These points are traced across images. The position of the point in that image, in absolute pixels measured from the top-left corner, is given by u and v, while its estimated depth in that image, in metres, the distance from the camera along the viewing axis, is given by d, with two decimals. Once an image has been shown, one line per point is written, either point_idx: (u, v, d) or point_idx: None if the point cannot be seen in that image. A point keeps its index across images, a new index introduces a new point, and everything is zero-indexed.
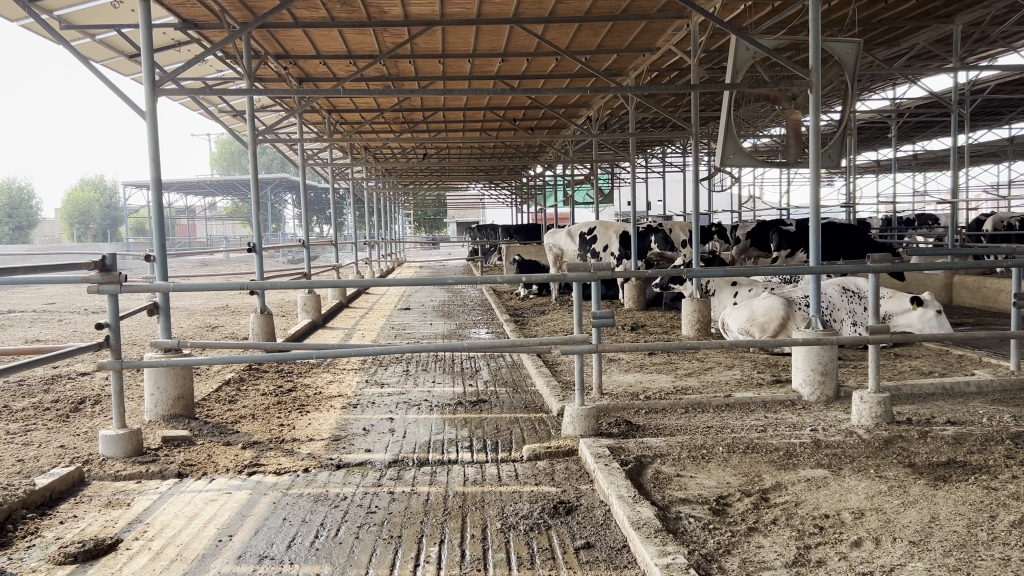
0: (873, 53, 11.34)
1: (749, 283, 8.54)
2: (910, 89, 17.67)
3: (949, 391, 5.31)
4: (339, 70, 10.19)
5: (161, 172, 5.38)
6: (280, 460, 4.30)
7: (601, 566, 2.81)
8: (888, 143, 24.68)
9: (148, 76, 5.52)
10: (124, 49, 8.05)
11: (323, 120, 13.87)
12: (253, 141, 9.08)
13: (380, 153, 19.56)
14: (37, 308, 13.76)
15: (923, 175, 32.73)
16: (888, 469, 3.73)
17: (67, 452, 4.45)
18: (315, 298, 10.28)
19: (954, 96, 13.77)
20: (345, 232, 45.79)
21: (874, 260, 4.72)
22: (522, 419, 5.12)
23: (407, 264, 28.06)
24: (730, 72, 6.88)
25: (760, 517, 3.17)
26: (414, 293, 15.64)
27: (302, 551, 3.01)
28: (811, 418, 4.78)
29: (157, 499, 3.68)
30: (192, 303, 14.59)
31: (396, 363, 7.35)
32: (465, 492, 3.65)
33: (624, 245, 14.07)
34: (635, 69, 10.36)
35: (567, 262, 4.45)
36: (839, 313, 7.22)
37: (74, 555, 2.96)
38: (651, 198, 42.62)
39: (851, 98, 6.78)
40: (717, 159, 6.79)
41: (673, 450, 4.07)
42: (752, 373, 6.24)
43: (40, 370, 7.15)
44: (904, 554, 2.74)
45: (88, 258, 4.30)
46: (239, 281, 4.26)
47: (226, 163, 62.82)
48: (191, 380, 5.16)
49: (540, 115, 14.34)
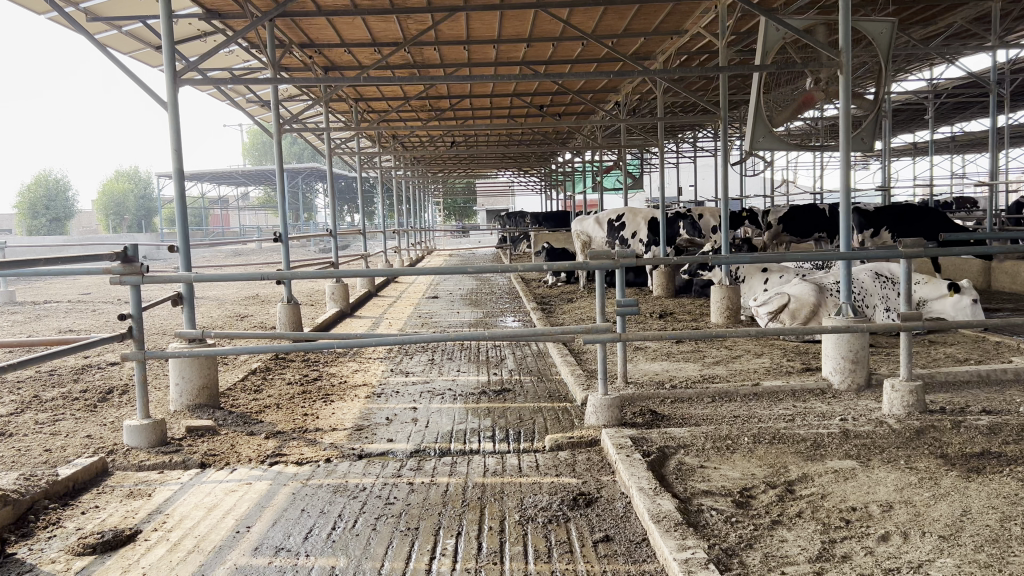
0: (909, 33, 11.05)
1: (780, 269, 8.38)
2: (947, 70, 17.25)
3: (986, 379, 5.16)
4: (364, 58, 10.16)
5: (183, 163, 5.39)
6: (302, 450, 4.29)
7: (619, 560, 2.75)
8: (924, 125, 24.17)
9: (171, 68, 5.52)
10: (150, 40, 8.09)
11: (350, 109, 13.89)
12: (280, 131, 9.09)
13: (408, 141, 19.56)
14: (72, 298, 13.98)
15: (960, 158, 32.06)
16: (919, 461, 3.62)
17: (93, 441, 4.49)
18: (342, 287, 10.30)
19: (993, 75, 13.38)
20: (375, 221, 46.07)
21: (907, 246, 4.58)
22: (546, 408, 5.08)
23: (436, 253, 28.10)
24: (759, 54, 6.71)
25: (785, 509, 3.09)
26: (442, 282, 15.65)
27: (318, 544, 2.99)
28: (841, 407, 4.68)
29: (178, 489, 3.69)
30: (223, 292, 14.74)
31: (421, 352, 7.33)
32: (485, 483, 3.61)
33: (653, 232, 13.93)
34: (662, 53, 10.20)
35: (589, 250, 4.36)
36: (872, 299, 7.07)
37: (93, 546, 2.97)
38: (682, 183, 42.29)
39: (885, 79, 6.58)
40: (746, 143, 6.63)
41: (697, 440, 3.99)
42: (781, 361, 6.13)
43: (72, 360, 7.24)
44: (933, 549, 2.64)
45: (110, 250, 4.31)
46: (264, 270, 4.17)
47: (257, 153, 63.52)
48: (216, 370, 5.18)
49: (568, 100, 14.21)
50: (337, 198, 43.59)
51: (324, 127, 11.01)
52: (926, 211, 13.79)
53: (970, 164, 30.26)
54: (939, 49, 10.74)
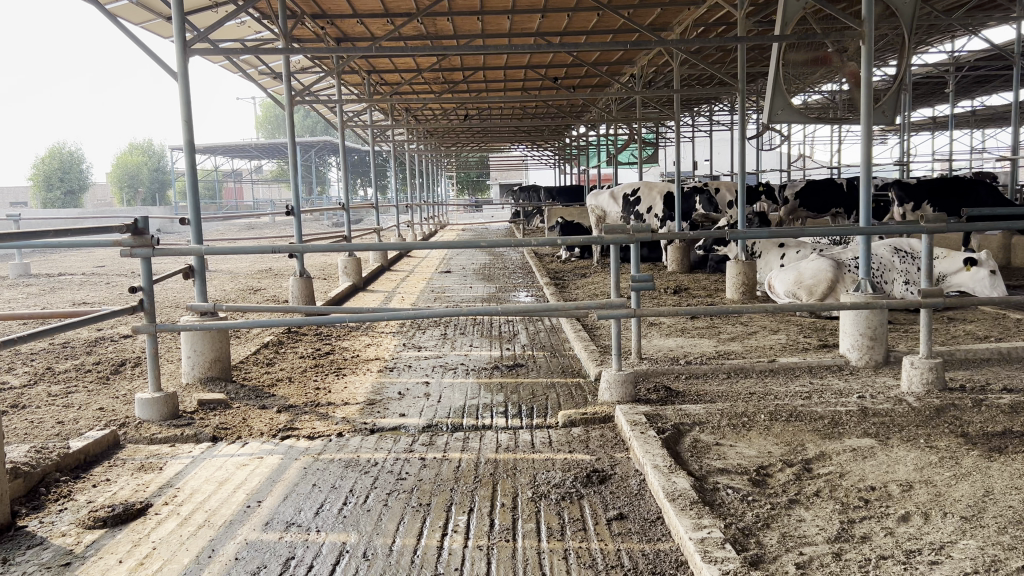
0: (931, 5, 10.81)
1: (797, 244, 8.27)
2: (968, 42, 16.96)
3: (1008, 356, 5.07)
4: (377, 29, 10.04)
5: (194, 135, 5.34)
6: (314, 425, 4.26)
7: (634, 539, 2.71)
8: (944, 99, 23.88)
9: (181, 38, 5.44)
10: (161, 10, 8.00)
11: (362, 82, 13.79)
12: (292, 103, 9.01)
13: (421, 114, 19.42)
14: (86, 271, 14.04)
15: (980, 132, 31.75)
16: (939, 439, 3.56)
17: (106, 414, 4.48)
18: (355, 261, 10.24)
19: (1017, 47, 13.08)
20: (388, 195, 46.00)
21: (927, 220, 4.48)
22: (559, 384, 5.03)
23: (449, 227, 28.03)
24: (779, 25, 6.55)
25: (802, 488, 3.04)
26: (455, 256, 15.62)
27: (330, 519, 2.96)
28: (859, 384, 4.62)
29: (189, 463, 3.68)
30: (237, 265, 14.78)
31: (434, 326, 7.29)
32: (498, 459, 3.57)
33: (669, 206, 13.80)
34: (680, 24, 10.03)
35: (604, 225, 4.28)
36: (891, 274, 6.96)
37: (104, 520, 2.96)
38: (697, 157, 42.03)
39: (909, 51, 6.40)
40: (764, 116, 6.49)
41: (713, 417, 3.94)
42: (798, 337, 6.05)
43: (85, 332, 7.25)
44: (955, 530, 2.59)
45: (120, 222, 4.26)
46: (274, 243, 4.10)
47: (270, 127, 63.52)
48: (228, 343, 5.15)
49: (583, 72, 14.04)
50: (350, 171, 43.58)
51: (337, 100, 10.92)
52: (963, 182, 13.54)
53: (990, 139, 29.97)
54: (962, 19, 10.50)
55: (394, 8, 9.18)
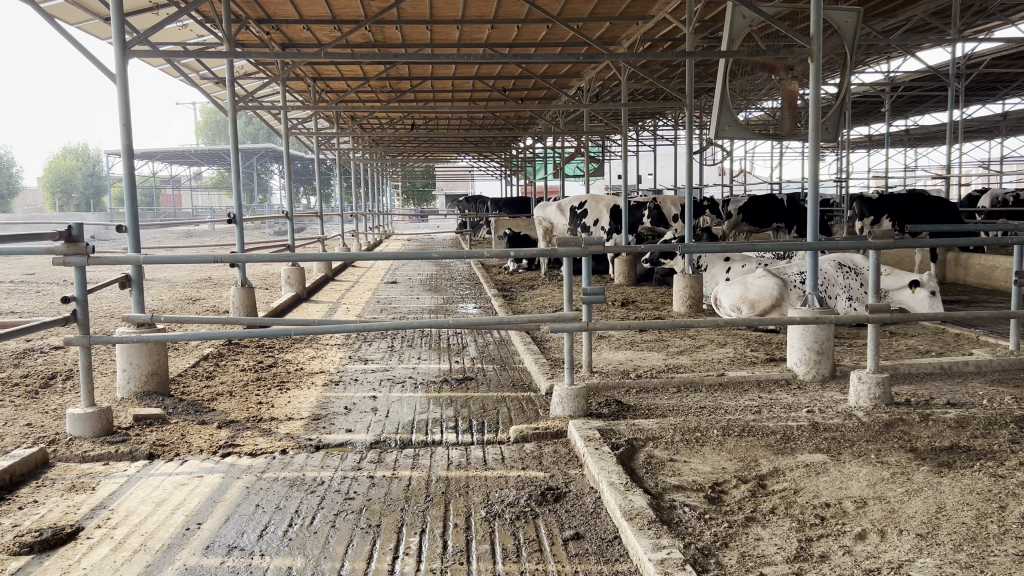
0: (870, 25, 11.06)
1: (743, 257, 8.35)
2: (904, 64, 17.46)
3: (948, 370, 5.17)
4: (324, 35, 9.89)
5: (133, 140, 5.14)
6: (257, 441, 4.11)
7: (591, 560, 2.64)
8: (880, 118, 24.59)
9: (121, 39, 5.25)
10: (99, 11, 7.76)
11: (308, 88, 13.58)
12: (235, 109, 8.79)
13: (367, 122, 19.28)
14: (16, 278, 13.59)
15: (913, 150, 32.95)
16: (890, 454, 3.58)
17: (34, 431, 4.25)
18: (298, 270, 10.04)
19: (952, 68, 13.46)
20: (332, 204, 45.42)
21: (875, 235, 4.50)
22: (509, 398, 4.96)
23: (395, 237, 27.75)
24: (727, 40, 6.56)
25: (758, 505, 3.02)
26: (401, 266, 15.48)
27: (274, 542, 2.84)
28: (807, 398, 4.64)
29: (124, 482, 3.50)
30: (174, 274, 14.43)
31: (381, 338, 7.16)
32: (449, 477, 3.48)
33: (615, 219, 13.86)
34: (628, 38, 10.10)
35: (556, 237, 4.21)
36: (834, 289, 7.06)
37: (30, 545, 2.78)
38: (642, 171, 42.57)
39: (852, 69, 6.47)
40: (711, 131, 6.48)
41: (666, 433, 3.90)
42: (745, 351, 6.09)
43: (13, 343, 6.92)
44: (912, 548, 2.58)
45: (53, 228, 4.05)
46: (217, 253, 3.91)
47: (210, 133, 62.59)
48: (166, 356, 4.97)
49: (532, 84, 14.04)
50: (293, 179, 43.14)
51: (281, 107, 10.68)
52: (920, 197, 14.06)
53: (924, 158, 31.06)
54: (901, 40, 10.76)
55: (341, 15, 9.04)
